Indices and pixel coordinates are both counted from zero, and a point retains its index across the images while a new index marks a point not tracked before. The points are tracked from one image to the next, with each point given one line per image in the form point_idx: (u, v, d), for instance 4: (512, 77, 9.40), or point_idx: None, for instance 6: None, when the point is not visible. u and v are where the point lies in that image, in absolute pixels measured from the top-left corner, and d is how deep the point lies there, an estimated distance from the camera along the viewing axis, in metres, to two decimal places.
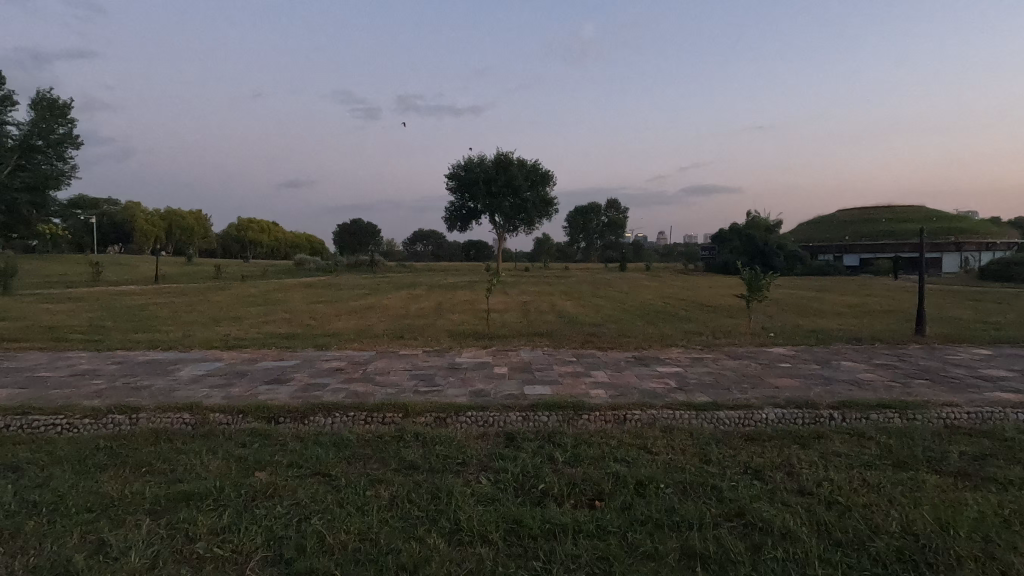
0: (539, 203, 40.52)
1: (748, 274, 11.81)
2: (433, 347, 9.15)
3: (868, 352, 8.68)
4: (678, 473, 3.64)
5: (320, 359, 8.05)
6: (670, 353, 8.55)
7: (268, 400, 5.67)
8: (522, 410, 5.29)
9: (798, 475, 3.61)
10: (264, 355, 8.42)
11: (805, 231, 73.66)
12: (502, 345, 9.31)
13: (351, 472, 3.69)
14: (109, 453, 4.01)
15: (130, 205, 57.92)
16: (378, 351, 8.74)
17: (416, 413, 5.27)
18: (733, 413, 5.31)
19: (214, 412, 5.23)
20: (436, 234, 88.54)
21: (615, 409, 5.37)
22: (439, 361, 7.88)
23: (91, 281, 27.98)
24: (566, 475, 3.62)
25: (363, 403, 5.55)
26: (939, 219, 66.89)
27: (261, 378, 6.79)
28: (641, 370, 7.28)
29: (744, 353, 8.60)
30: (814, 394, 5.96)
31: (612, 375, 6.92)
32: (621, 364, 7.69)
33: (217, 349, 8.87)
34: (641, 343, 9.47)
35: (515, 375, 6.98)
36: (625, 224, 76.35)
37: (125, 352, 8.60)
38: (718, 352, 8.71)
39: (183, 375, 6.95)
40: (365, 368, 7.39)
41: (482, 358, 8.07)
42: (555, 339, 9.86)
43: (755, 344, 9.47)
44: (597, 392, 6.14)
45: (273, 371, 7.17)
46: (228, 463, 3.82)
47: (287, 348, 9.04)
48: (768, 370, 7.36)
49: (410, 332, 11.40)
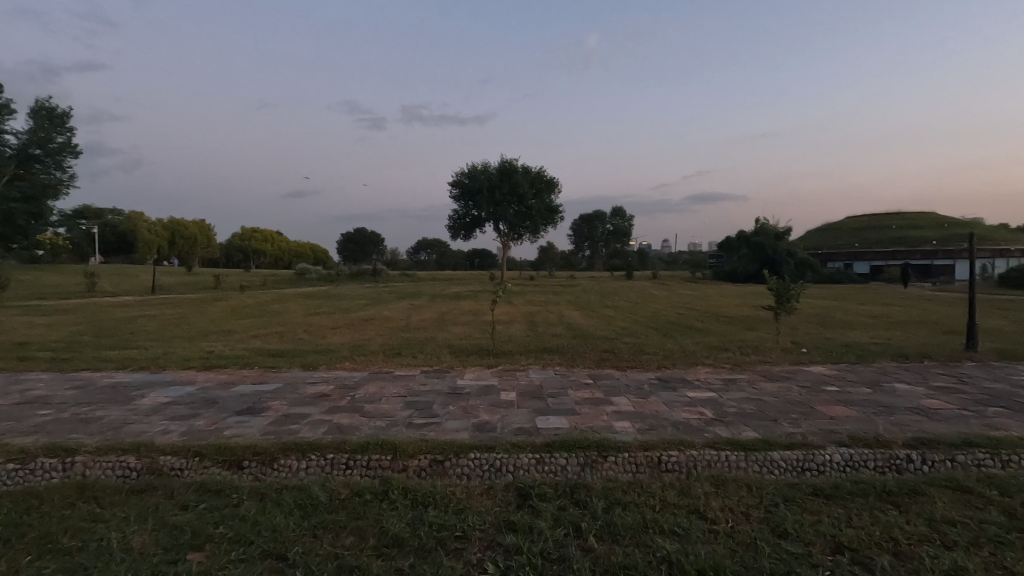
0: (544, 211, 39.82)
1: (776, 283, 10.89)
2: (432, 366, 8.23)
3: (922, 372, 7.72)
4: (749, 556, 2.74)
5: (304, 382, 7.14)
6: (699, 374, 7.59)
7: (233, 439, 4.78)
8: (537, 451, 4.45)
9: (912, 561, 2.70)
10: (243, 377, 7.48)
11: (813, 238, 72.60)
12: (509, 364, 8.35)
13: (317, 552, 2.80)
14: (7, 522, 3.13)
15: (133, 214, 57.60)
16: (371, 372, 7.81)
17: (409, 456, 4.41)
18: (788, 455, 4.46)
19: (166, 455, 4.38)
20: (440, 243, 88.00)
21: (646, 450, 4.50)
22: (438, 384, 6.97)
23: (86, 292, 27.35)
24: (599, 560, 2.72)
25: (345, 441, 4.67)
26: (950, 225, 65.77)
27: (233, 407, 5.91)
28: (669, 396, 6.34)
29: (781, 373, 7.62)
30: (882, 428, 5.03)
31: (637, 403, 6.01)
32: (645, 388, 6.75)
33: (193, 370, 7.96)
34: (664, 361, 8.51)
35: (524, 402, 6.06)
36: (630, 232, 75.54)
37: (90, 375, 7.71)
38: (752, 371, 7.77)
39: (143, 404, 6.04)
40: (354, 393, 6.47)
41: (486, 381, 7.14)
42: (567, 357, 8.92)
43: (791, 362, 8.50)
44: (622, 425, 5.22)
45: (246, 399, 6.26)
46: (155, 538, 2.93)
47: (271, 368, 8.12)
48: (815, 395, 6.40)
49: (407, 348, 10.46)
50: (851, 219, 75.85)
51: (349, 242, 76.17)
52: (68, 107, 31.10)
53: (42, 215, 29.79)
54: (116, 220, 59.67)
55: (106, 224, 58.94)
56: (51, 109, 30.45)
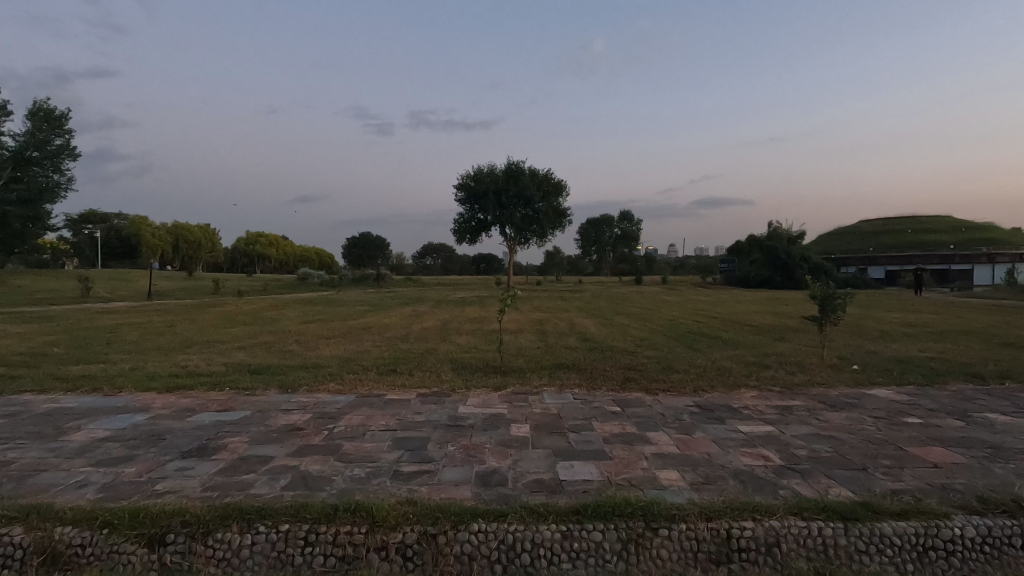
0: (551, 215, 38.75)
1: (818, 288, 9.64)
2: (430, 388, 7.06)
3: (1009, 397, 6.51)
4: None
5: (275, 410, 5.96)
6: (746, 401, 6.36)
7: (164, 499, 3.65)
8: (565, 521, 3.33)
9: None
10: (205, 403, 6.32)
11: (826, 241, 71.29)
12: (520, 386, 7.16)
13: None
14: None
15: (137, 218, 56.97)
16: (358, 395, 6.63)
17: (392, 528, 3.28)
18: (903, 529, 3.33)
19: (63, 526, 3.27)
20: (446, 248, 87.05)
21: (709, 519, 3.36)
22: (436, 413, 5.80)
23: (80, 297, 26.43)
24: None
25: (309, 502, 3.55)
26: (967, 229, 64.14)
27: (181, 446, 4.77)
28: (718, 431, 5.14)
29: (844, 400, 6.39)
30: (1011, 485, 3.83)
31: (681, 441, 4.83)
32: (686, 420, 5.56)
33: (151, 393, 6.80)
34: (701, 382, 7.28)
35: (540, 440, 4.88)
36: (638, 236, 74.43)
37: (30, 398, 6.56)
38: (807, 396, 6.56)
39: (71, 442, 4.89)
40: (332, 427, 5.30)
41: (493, 410, 5.96)
42: (586, 376, 7.72)
43: (849, 384, 7.25)
44: (670, 476, 4.04)
45: (199, 434, 5.10)
46: None
47: (243, 390, 6.97)
48: (899, 432, 5.18)
49: (403, 363, 9.24)
50: (865, 223, 74.28)
51: (354, 245, 75.31)
52: (67, 108, 32.27)
53: (38, 219, 31.59)
54: (120, 224, 59.12)
55: (109, 228, 58.30)
56: (52, 111, 31.65)
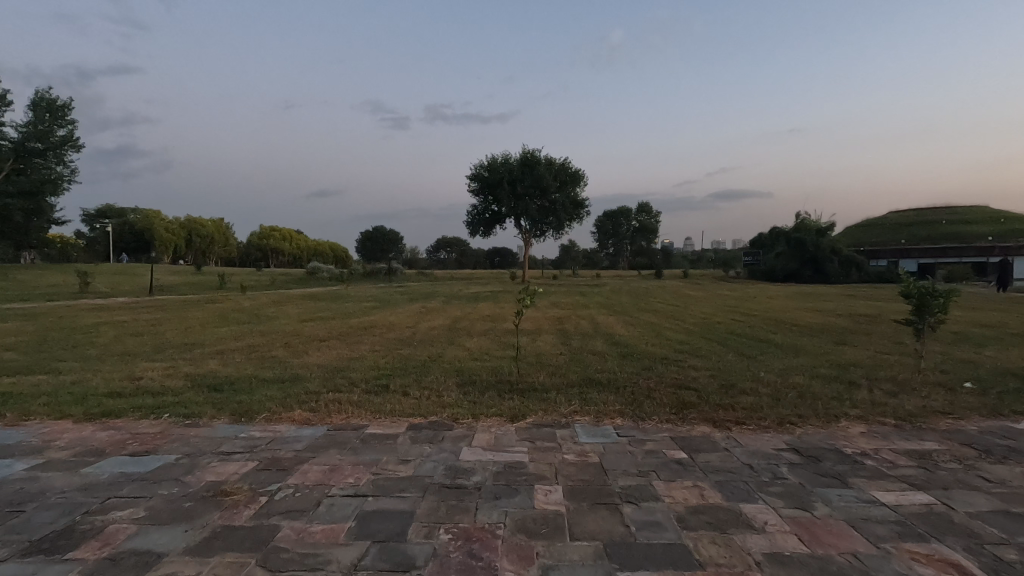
0: (569, 206, 36.89)
1: (914, 285, 7.73)
2: (426, 419, 5.35)
3: None
4: None
5: (208, 456, 4.31)
6: (858, 443, 4.57)
7: None
8: None
9: None
10: (123, 442, 4.69)
11: (854, 233, 68.30)
12: (544, 414, 5.46)
13: None
14: None
15: (150, 212, 56.46)
16: (329, 431, 4.97)
17: None
18: None
19: None
20: (461, 243, 85.49)
21: None
22: (428, 466, 4.08)
23: (80, 292, 25.35)
24: None
25: None
26: (1005, 220, 60.69)
27: (32, 528, 3.12)
28: (850, 504, 3.38)
29: (1000, 443, 4.55)
30: None
31: (809, 532, 3.04)
32: (791, 481, 3.78)
33: (63, 424, 5.20)
34: (783, 409, 5.50)
35: (580, 520, 3.18)
36: (656, 229, 72.17)
37: None
38: (944, 437, 4.72)
39: None
40: (273, 491, 3.63)
41: (509, 456, 4.27)
42: (629, 398, 6.00)
43: (984, 415, 5.40)
44: None
45: (77, 503, 3.46)
46: None
47: (186, 419, 5.38)
48: None
49: (399, 376, 7.60)
50: (893, 214, 71.12)
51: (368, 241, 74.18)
52: (69, 98, 31.12)
53: (41, 212, 30.53)
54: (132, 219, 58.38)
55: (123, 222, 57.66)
56: (53, 100, 30.43)
